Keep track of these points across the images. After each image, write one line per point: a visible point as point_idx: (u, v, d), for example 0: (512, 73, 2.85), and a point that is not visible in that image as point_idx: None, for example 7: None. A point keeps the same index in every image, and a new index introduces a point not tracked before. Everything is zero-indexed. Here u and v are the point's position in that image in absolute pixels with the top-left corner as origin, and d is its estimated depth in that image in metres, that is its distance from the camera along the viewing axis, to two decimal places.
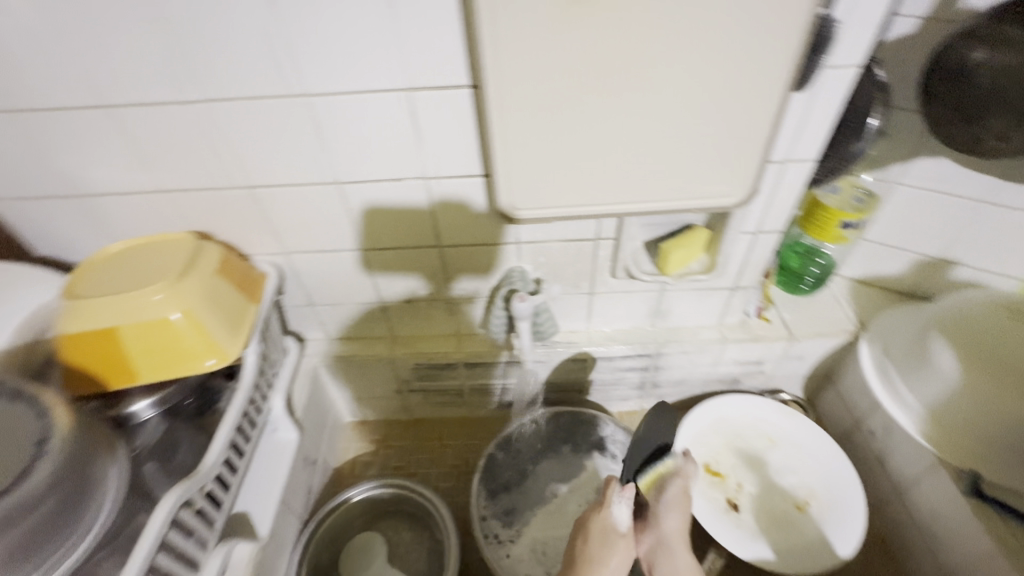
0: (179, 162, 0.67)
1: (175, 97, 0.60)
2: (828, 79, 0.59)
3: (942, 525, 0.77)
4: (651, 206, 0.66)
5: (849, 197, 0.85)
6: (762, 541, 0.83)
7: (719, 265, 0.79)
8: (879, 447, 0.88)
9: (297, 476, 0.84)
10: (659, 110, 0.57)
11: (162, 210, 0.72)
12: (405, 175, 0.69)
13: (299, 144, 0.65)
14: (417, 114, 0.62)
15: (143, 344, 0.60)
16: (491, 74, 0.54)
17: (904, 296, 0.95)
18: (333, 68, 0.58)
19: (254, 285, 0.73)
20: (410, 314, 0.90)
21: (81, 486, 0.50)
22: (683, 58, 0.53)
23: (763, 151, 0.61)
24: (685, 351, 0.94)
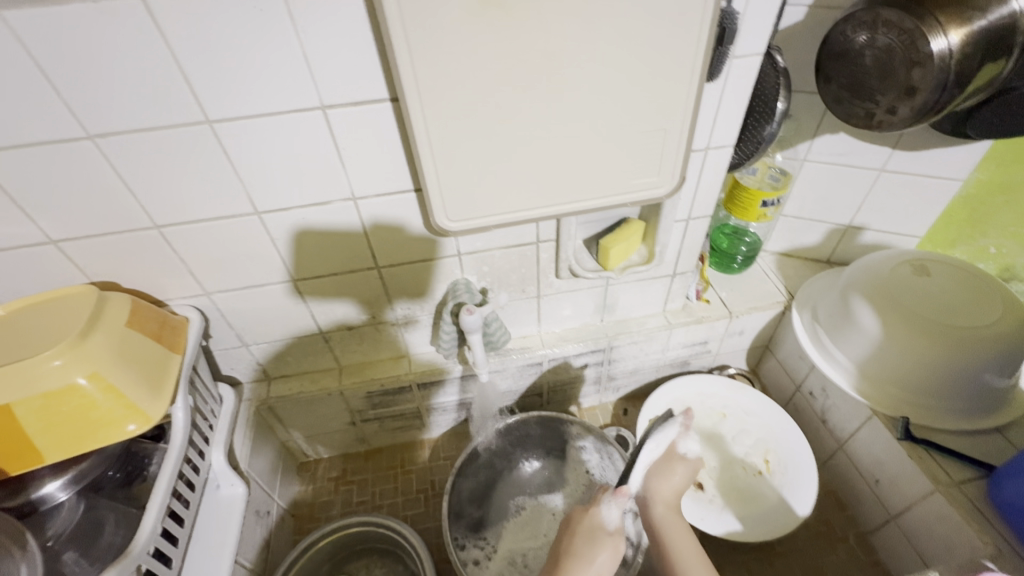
0: (67, 208, 0.59)
1: (53, 136, 0.54)
2: (736, 68, 0.61)
3: (883, 471, 0.83)
4: (586, 204, 0.67)
5: (765, 178, 0.90)
6: (729, 512, 0.86)
7: (657, 254, 0.81)
8: (820, 407, 0.94)
9: (249, 532, 0.78)
10: (584, 109, 0.57)
11: (52, 263, 0.64)
12: (332, 197, 0.65)
13: (210, 175, 0.60)
14: (337, 133, 0.59)
15: (45, 418, 0.53)
16: (410, 85, 0.52)
17: (823, 264, 1.02)
18: (237, 91, 0.54)
19: (176, 331, 0.66)
20: (355, 341, 0.86)
21: None
22: (601, 54, 0.53)
23: (686, 141, 0.63)
24: (636, 341, 0.96)
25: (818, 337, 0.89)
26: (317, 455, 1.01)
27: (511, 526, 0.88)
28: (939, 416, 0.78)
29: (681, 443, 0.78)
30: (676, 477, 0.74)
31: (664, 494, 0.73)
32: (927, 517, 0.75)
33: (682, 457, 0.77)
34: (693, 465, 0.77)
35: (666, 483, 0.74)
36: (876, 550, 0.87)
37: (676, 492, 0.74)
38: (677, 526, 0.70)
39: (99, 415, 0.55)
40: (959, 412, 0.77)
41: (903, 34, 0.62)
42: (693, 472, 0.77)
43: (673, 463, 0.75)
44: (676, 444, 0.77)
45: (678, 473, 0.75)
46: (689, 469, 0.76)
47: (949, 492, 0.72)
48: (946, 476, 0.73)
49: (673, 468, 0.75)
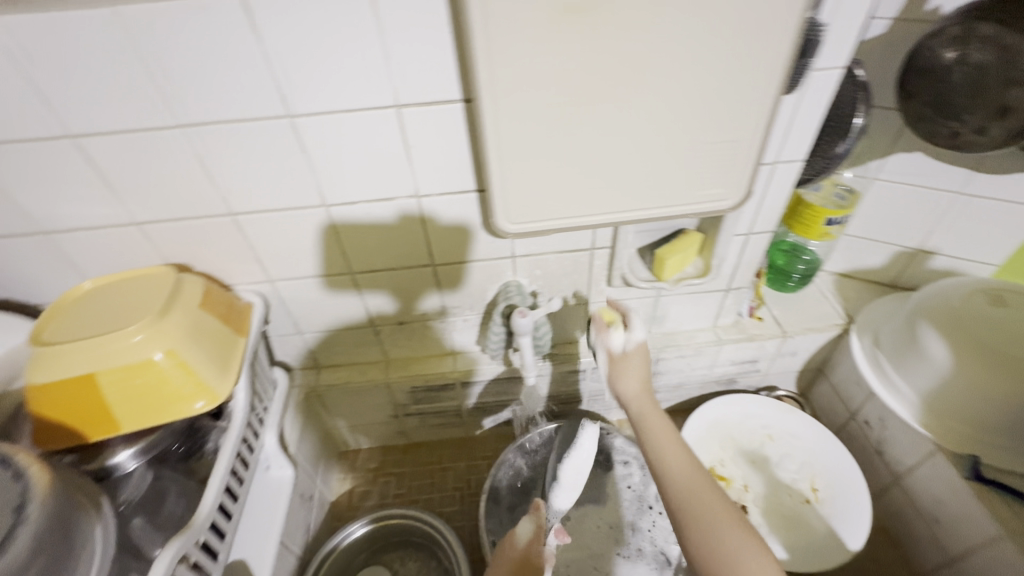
0: (153, 191, 0.63)
1: (148, 124, 0.57)
2: (816, 81, 0.59)
3: (943, 511, 0.78)
4: (648, 213, 0.66)
5: (831, 195, 0.87)
6: (774, 539, 0.83)
7: (713, 268, 0.80)
8: (876, 438, 0.90)
9: (293, 515, 0.80)
10: (657, 117, 0.57)
11: (136, 243, 0.68)
12: (396, 194, 0.67)
13: (285, 168, 0.62)
14: (408, 132, 0.60)
15: (124, 390, 0.55)
16: (485, 86, 0.53)
17: (886, 287, 0.98)
18: (318, 87, 0.56)
19: (241, 316, 0.69)
20: (404, 336, 0.87)
21: (61, 554, 0.44)
22: (680, 62, 0.52)
23: (757, 154, 0.62)
24: (683, 355, 0.94)
25: (879, 364, 0.85)
26: (358, 445, 1.04)
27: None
28: (1013, 457, 0.73)
29: (614, 341, 0.68)
30: (627, 374, 0.66)
31: (627, 393, 0.65)
32: (992, 564, 0.71)
33: (626, 353, 0.67)
34: (641, 354, 0.68)
35: (623, 384, 0.66)
36: None
37: (642, 386, 0.65)
38: (648, 414, 0.62)
39: (171, 390, 0.57)
40: None
41: (1002, 52, 0.60)
42: (645, 358, 0.68)
43: (619, 368, 0.67)
44: (612, 349, 0.68)
45: (625, 373, 0.66)
46: (643, 362, 0.67)
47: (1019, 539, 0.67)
48: (1015, 521, 0.69)
49: (619, 369, 0.67)
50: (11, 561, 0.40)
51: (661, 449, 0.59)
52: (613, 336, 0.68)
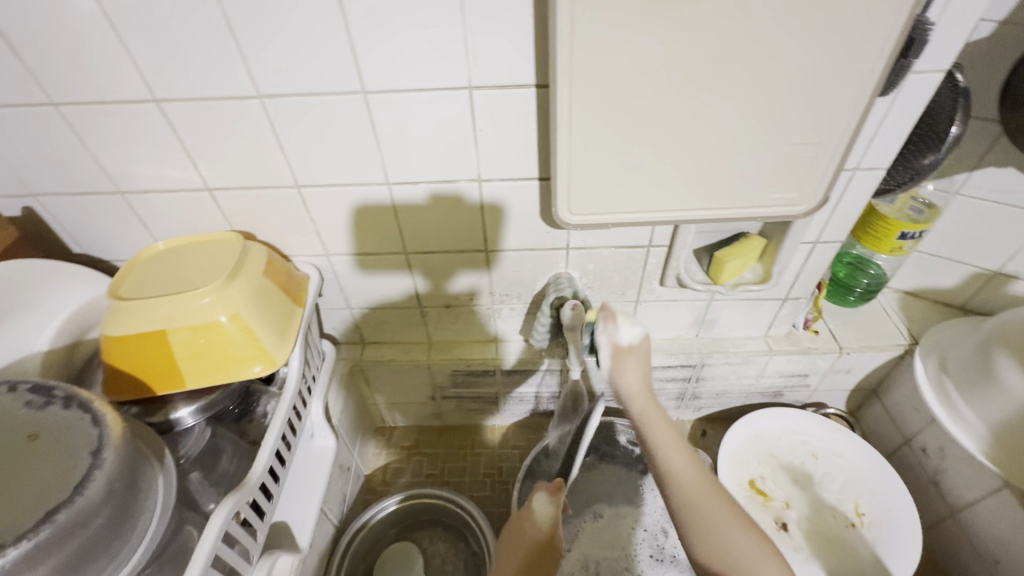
0: (227, 160, 0.65)
1: (229, 93, 0.58)
2: (912, 84, 0.56)
3: (1008, 552, 0.74)
4: (715, 214, 0.64)
5: (905, 208, 0.82)
6: (815, 562, 0.80)
7: (774, 275, 0.77)
8: (933, 467, 0.85)
9: (333, 484, 0.82)
10: (738, 114, 0.54)
11: (205, 209, 0.70)
12: (458, 177, 0.67)
13: (354, 144, 0.63)
14: (477, 114, 0.60)
15: (191, 348, 0.58)
16: (564, 73, 0.52)
17: (956, 310, 0.92)
18: (393, 63, 0.56)
19: (299, 286, 0.71)
20: (449, 319, 0.88)
21: (130, 497, 0.47)
22: (770, 56, 0.50)
23: (839, 159, 0.59)
24: (730, 362, 0.91)
25: (944, 390, 0.80)
26: (393, 423, 1.05)
27: (586, 532, 0.85)
28: None
29: (620, 336, 0.59)
30: (632, 370, 0.57)
31: (629, 388, 0.56)
32: None
33: (631, 349, 0.58)
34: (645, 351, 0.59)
35: (624, 378, 0.57)
36: None
37: (645, 384, 0.57)
38: (651, 411, 0.55)
39: (234, 352, 0.59)
40: None
41: None
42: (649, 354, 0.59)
43: (622, 364, 0.58)
44: (617, 343, 0.59)
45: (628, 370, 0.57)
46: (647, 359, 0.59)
47: None
48: None
49: (625, 364, 0.58)
50: (88, 502, 0.43)
51: (669, 452, 0.52)
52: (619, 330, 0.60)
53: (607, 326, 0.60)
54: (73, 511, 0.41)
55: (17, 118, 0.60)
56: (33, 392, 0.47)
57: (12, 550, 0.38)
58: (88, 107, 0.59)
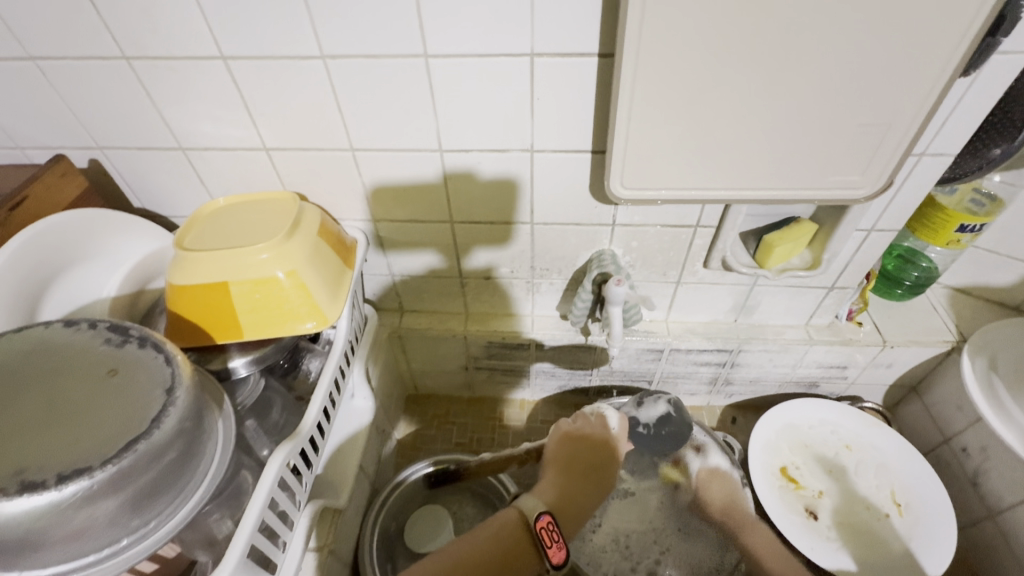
0: (286, 121, 0.66)
1: (293, 53, 0.59)
2: (995, 66, 0.54)
3: None
4: (771, 194, 0.63)
5: (965, 200, 0.79)
6: (845, 552, 0.80)
7: (824, 262, 0.75)
8: (973, 467, 0.84)
9: (370, 444, 0.85)
10: (807, 91, 0.53)
11: (261, 168, 0.72)
12: (511, 146, 0.66)
13: (411, 109, 0.63)
14: (536, 82, 0.60)
15: (249, 301, 0.60)
16: (631, 42, 0.51)
17: (1009, 309, 0.89)
18: (458, 28, 0.56)
19: (349, 251, 0.72)
20: (487, 291, 0.89)
21: (197, 435, 0.49)
22: (848, 31, 0.49)
23: (908, 142, 0.57)
24: (768, 350, 0.91)
25: (994, 390, 0.78)
26: (425, 391, 1.08)
27: (616, 507, 0.85)
28: None
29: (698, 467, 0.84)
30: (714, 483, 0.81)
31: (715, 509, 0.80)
32: None
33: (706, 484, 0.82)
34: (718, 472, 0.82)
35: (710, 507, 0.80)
36: None
37: (727, 500, 0.80)
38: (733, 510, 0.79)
39: (289, 308, 0.61)
40: None
41: None
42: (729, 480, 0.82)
43: (715, 485, 0.81)
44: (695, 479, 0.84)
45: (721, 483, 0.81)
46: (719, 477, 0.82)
47: None
48: None
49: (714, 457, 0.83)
50: (162, 436, 0.45)
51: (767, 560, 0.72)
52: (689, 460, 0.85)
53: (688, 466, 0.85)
54: (149, 443, 0.44)
55: (90, 71, 0.62)
56: (110, 331, 0.50)
57: (98, 472, 0.41)
58: (159, 62, 0.61)
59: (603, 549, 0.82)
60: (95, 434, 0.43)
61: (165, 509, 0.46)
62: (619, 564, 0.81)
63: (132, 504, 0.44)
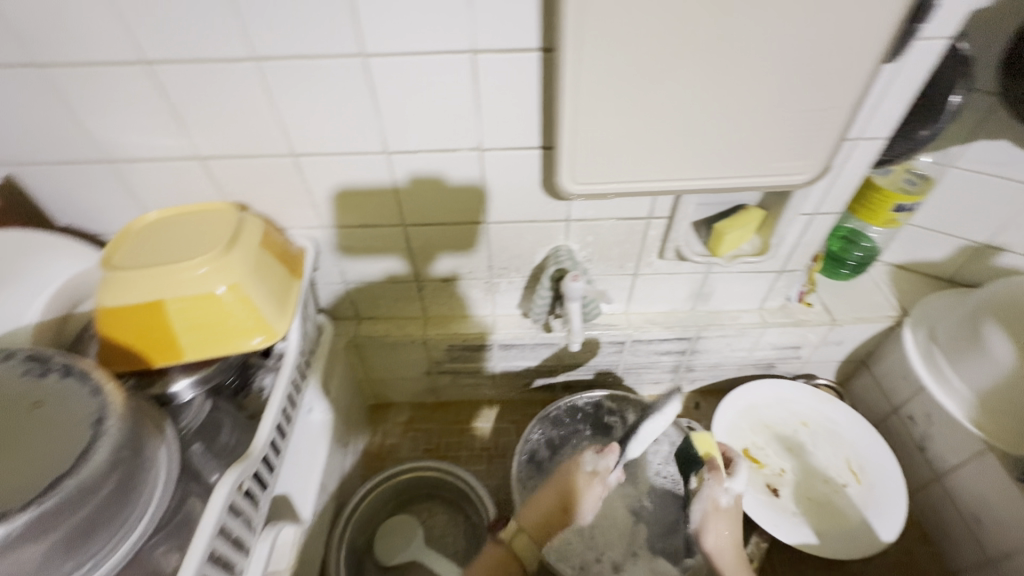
0: (220, 127, 0.62)
1: (221, 56, 0.56)
2: (918, 52, 0.56)
3: (990, 515, 0.76)
4: (717, 183, 0.64)
5: (900, 179, 0.83)
6: (807, 525, 0.82)
7: (772, 247, 0.77)
8: (919, 434, 0.88)
9: (332, 458, 0.82)
10: (747, 80, 0.54)
11: (197, 178, 0.68)
12: (458, 146, 0.65)
13: (353, 111, 0.61)
14: (480, 79, 0.58)
15: (189, 319, 0.56)
16: (571, 36, 0.50)
17: (944, 283, 0.94)
18: (395, 25, 0.54)
19: (296, 262, 0.70)
20: (446, 294, 0.87)
21: (136, 466, 0.46)
22: (779, 21, 0.50)
23: (844, 127, 0.59)
24: (725, 335, 0.93)
25: (933, 358, 0.82)
26: (390, 399, 1.06)
27: None
28: None
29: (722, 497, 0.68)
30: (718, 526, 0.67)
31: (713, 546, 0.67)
32: None
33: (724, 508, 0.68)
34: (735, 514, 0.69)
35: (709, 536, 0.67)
36: None
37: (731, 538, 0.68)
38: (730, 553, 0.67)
39: (233, 324, 0.58)
40: None
41: None
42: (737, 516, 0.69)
43: (726, 512, 0.68)
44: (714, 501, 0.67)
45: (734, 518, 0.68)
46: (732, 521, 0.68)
47: None
48: None
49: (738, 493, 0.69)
50: (94, 471, 0.42)
51: None
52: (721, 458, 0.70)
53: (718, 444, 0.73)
54: (79, 479, 0.41)
55: None
56: (29, 361, 0.47)
57: (20, 516, 0.38)
58: (72, 69, 0.57)
59: (569, 543, 0.82)
60: (15, 476, 0.40)
61: (103, 548, 0.43)
62: (584, 556, 0.81)
63: (64, 546, 0.41)
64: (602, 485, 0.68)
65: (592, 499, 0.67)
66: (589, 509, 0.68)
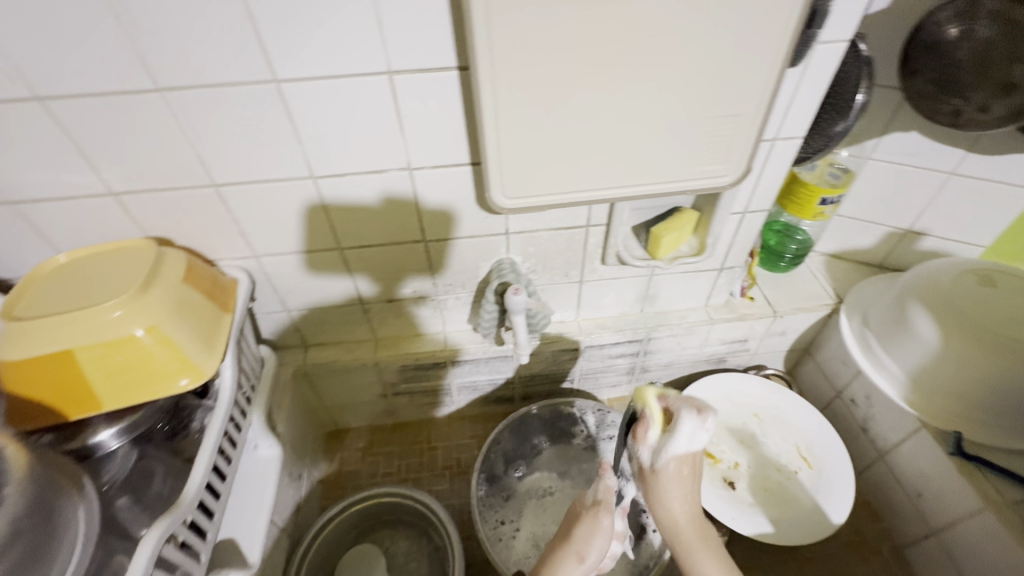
0: (132, 161, 0.60)
1: (124, 88, 0.53)
2: (820, 55, 0.58)
3: (930, 488, 0.80)
4: (645, 189, 0.65)
5: (825, 174, 0.87)
6: (763, 514, 0.84)
7: (708, 246, 0.79)
8: (862, 415, 0.92)
9: (283, 493, 0.79)
10: (660, 89, 0.55)
11: (112, 215, 0.65)
12: (387, 166, 0.64)
13: (272, 137, 0.60)
14: (400, 100, 0.58)
15: (106, 366, 0.54)
16: (483, 55, 0.51)
17: (876, 268, 0.98)
18: (305, 50, 0.53)
19: (226, 292, 0.67)
20: (393, 314, 0.86)
21: (46, 528, 0.44)
22: (683, 32, 0.51)
23: (758, 129, 0.61)
24: (674, 334, 0.94)
25: (867, 342, 0.85)
26: (347, 425, 1.03)
27: (536, 510, 0.89)
28: (995, 435, 0.74)
29: (673, 443, 0.62)
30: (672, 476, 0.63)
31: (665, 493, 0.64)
32: (973, 534, 0.73)
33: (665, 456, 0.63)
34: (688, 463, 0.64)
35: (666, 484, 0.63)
36: (910, 564, 0.85)
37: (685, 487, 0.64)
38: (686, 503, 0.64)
39: (155, 367, 0.55)
40: (1016, 433, 0.73)
41: (1009, 26, 0.60)
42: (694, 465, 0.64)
43: (663, 479, 0.63)
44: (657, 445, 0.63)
45: (676, 483, 0.63)
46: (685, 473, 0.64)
47: (1002, 511, 0.69)
48: (998, 495, 0.70)
49: (675, 458, 0.62)
50: None
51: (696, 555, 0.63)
52: (653, 417, 0.63)
53: (664, 397, 0.64)
54: None
55: None
56: None
57: None
58: None
59: (522, 554, 0.84)
60: None
61: None
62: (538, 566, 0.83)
63: None
64: (607, 514, 0.69)
65: (599, 528, 0.67)
66: (600, 543, 0.66)
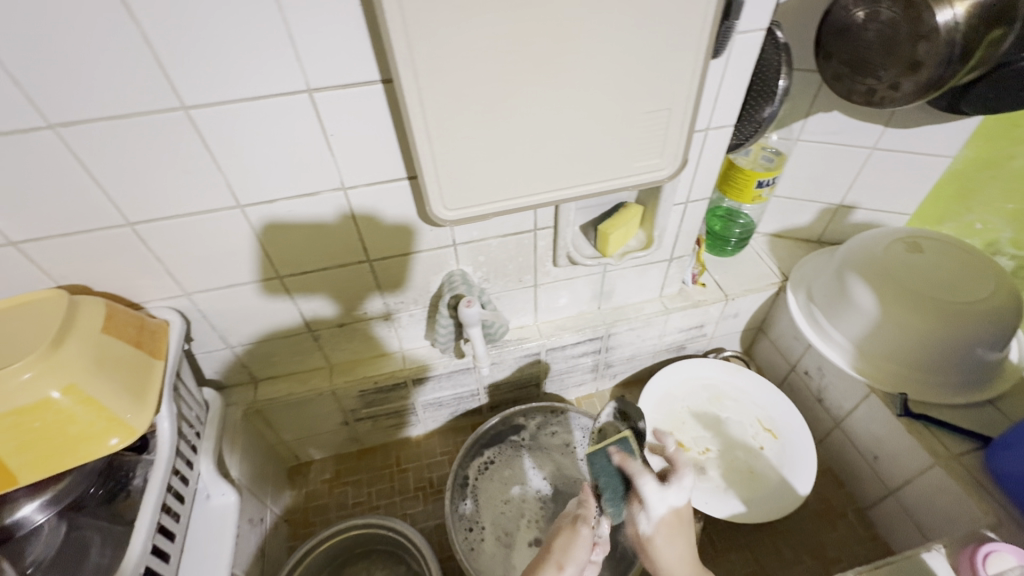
0: (31, 207, 0.54)
1: (9, 127, 0.48)
2: (740, 44, 0.60)
3: (884, 449, 0.83)
4: (589, 189, 0.65)
5: (759, 158, 0.89)
6: (733, 495, 0.86)
7: (656, 239, 0.79)
8: (816, 386, 0.95)
9: (242, 541, 0.74)
10: (589, 89, 0.55)
11: (18, 266, 0.59)
12: (319, 188, 0.61)
13: (189, 166, 0.55)
14: (325, 119, 0.55)
15: (21, 434, 0.49)
16: (405, 67, 0.49)
17: (815, 244, 1.02)
18: (215, 74, 0.49)
19: (156, 336, 0.62)
20: (345, 338, 0.82)
21: None
22: (607, 32, 0.51)
23: (689, 121, 0.61)
24: (632, 327, 0.95)
25: (813, 315, 0.88)
26: (309, 457, 0.99)
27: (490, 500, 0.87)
28: (937, 393, 0.78)
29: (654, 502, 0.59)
30: (673, 543, 0.59)
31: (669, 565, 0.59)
32: (927, 489, 0.76)
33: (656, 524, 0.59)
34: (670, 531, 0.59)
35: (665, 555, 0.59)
36: (874, 524, 0.89)
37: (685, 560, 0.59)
38: None
39: (79, 430, 0.51)
40: (956, 387, 0.77)
41: (908, 8, 0.62)
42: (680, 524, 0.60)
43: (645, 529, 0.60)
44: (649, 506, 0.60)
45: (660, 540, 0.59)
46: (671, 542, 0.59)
47: (949, 464, 0.72)
48: (944, 449, 0.74)
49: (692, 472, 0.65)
50: None
51: None
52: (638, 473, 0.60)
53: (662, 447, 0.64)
54: None
55: None
56: None
57: None
58: None
59: (492, 554, 0.82)
60: None
61: None
62: (507, 561, 0.82)
63: None
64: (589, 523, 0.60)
65: (577, 538, 0.58)
66: (582, 554, 0.58)
